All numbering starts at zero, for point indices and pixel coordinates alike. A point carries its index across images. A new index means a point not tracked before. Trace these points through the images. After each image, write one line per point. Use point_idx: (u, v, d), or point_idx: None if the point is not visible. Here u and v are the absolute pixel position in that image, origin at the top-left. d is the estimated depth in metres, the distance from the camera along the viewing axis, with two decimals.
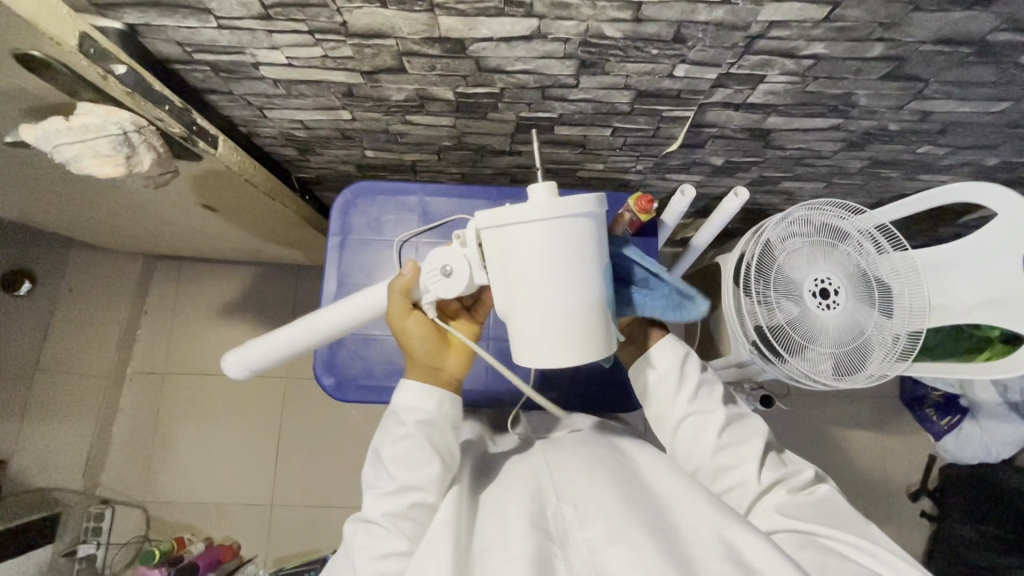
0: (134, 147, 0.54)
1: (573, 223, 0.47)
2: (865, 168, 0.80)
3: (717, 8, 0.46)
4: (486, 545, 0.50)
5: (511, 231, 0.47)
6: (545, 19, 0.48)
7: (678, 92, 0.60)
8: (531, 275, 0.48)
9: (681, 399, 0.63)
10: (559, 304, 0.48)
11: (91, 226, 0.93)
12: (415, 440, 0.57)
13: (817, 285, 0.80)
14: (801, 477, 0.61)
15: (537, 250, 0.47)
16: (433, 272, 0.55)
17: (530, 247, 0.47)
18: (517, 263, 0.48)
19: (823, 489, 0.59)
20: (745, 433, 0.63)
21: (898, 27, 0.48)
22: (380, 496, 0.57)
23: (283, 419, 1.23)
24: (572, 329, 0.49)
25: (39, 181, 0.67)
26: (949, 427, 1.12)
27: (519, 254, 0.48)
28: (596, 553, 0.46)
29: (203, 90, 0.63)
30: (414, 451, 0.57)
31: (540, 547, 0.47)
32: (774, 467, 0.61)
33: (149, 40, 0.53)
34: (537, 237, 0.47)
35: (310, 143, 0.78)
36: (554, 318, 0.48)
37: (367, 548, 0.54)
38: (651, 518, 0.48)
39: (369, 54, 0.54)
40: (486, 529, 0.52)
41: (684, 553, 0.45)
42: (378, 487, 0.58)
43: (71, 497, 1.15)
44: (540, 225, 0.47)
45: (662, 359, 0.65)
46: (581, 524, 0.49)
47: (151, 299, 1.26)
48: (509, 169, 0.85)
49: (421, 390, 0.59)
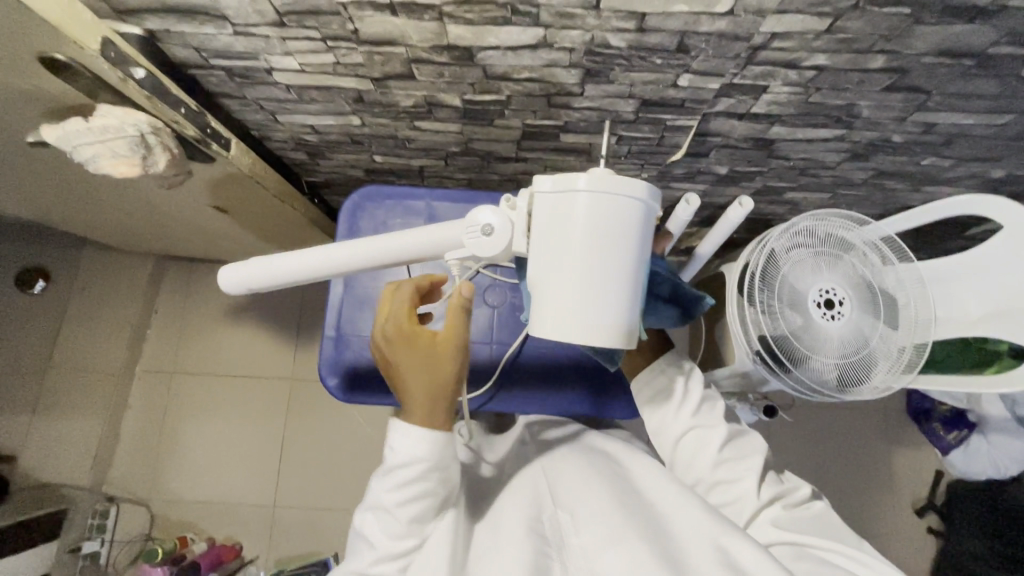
0: (150, 149, 0.55)
1: (624, 210, 0.46)
2: (869, 179, 0.80)
3: (719, 19, 0.47)
4: (482, 556, 0.52)
5: (563, 199, 0.47)
6: (551, 28, 0.49)
7: (683, 101, 0.60)
8: (571, 249, 0.46)
9: (683, 415, 0.63)
10: (595, 281, 0.46)
11: (106, 226, 0.95)
12: (426, 493, 0.54)
13: (821, 296, 0.80)
14: (796, 492, 0.60)
15: (582, 226, 0.46)
16: (474, 229, 0.51)
17: (584, 220, 0.46)
18: (562, 231, 0.47)
19: (817, 504, 0.59)
20: (748, 447, 0.62)
21: (899, 39, 0.49)
22: (385, 552, 0.54)
23: (289, 420, 1.24)
24: (602, 308, 0.46)
25: (57, 180, 0.69)
26: (956, 442, 1.11)
27: (565, 227, 0.47)
28: (592, 558, 0.47)
29: (218, 94, 0.65)
30: (422, 504, 0.54)
31: (538, 551, 0.49)
32: (774, 484, 0.60)
33: (168, 46, 0.55)
34: (587, 210, 0.46)
35: (320, 148, 0.79)
36: (584, 293, 0.46)
37: None
38: (646, 524, 0.49)
39: (379, 60, 0.56)
40: (486, 539, 0.54)
41: (677, 558, 0.46)
42: (380, 540, 0.54)
43: (76, 494, 1.16)
44: (591, 201, 0.46)
45: (671, 371, 0.66)
46: (579, 531, 0.50)
47: (162, 299, 1.28)
48: (515, 176, 0.86)
49: (418, 436, 0.53)
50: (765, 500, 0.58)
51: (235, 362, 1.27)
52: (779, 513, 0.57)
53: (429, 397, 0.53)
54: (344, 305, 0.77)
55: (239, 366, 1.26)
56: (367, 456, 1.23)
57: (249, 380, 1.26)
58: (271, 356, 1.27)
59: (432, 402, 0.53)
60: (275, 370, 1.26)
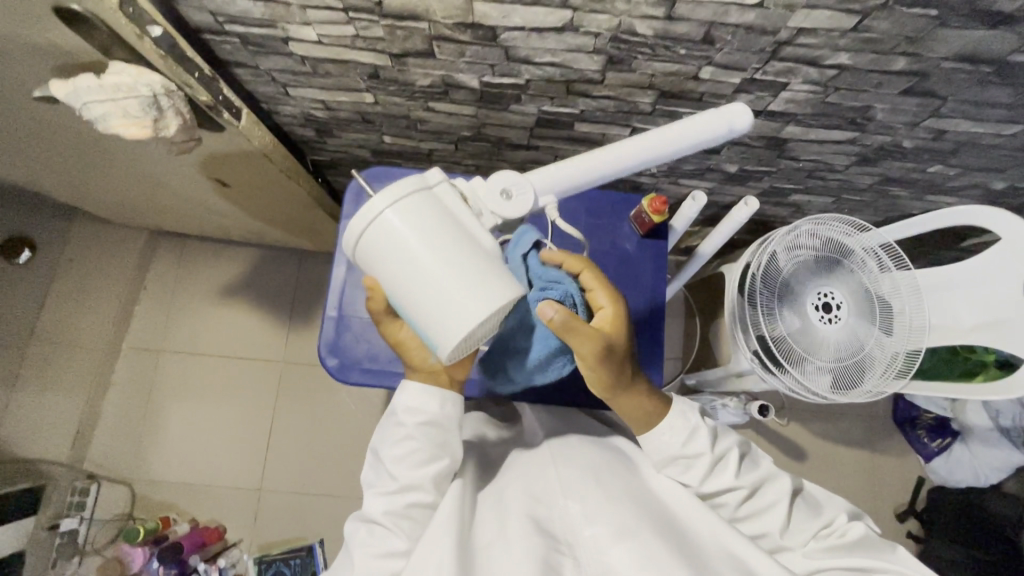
0: (162, 111, 0.53)
1: (416, 197, 0.45)
2: (874, 185, 0.81)
3: (748, 11, 0.47)
4: (488, 541, 0.53)
5: (363, 240, 0.45)
6: (580, 11, 0.49)
7: (702, 95, 0.60)
8: (395, 275, 0.45)
9: (688, 479, 0.58)
10: (434, 294, 0.44)
11: (99, 196, 0.93)
12: (417, 440, 0.56)
13: (819, 299, 0.83)
14: (833, 520, 0.57)
15: (396, 248, 0.44)
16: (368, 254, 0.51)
17: (391, 237, 0.44)
18: (389, 259, 0.45)
19: (858, 528, 0.56)
20: (775, 492, 0.58)
21: (923, 41, 0.49)
22: (378, 493, 0.56)
23: (278, 402, 1.23)
24: (452, 308, 0.43)
25: (55, 143, 0.67)
26: (940, 449, 1.16)
27: (379, 255, 0.45)
28: (604, 553, 0.50)
29: (230, 63, 0.63)
30: (415, 450, 0.56)
31: (549, 550, 0.50)
32: (809, 516, 0.57)
33: (183, 7, 0.54)
34: (391, 223, 0.44)
35: (329, 125, 0.78)
36: (439, 303, 0.44)
37: (367, 546, 0.54)
38: (659, 522, 0.52)
39: (400, 36, 0.55)
40: (490, 527, 0.55)
41: (697, 554, 0.50)
42: (379, 484, 0.57)
43: (56, 471, 1.13)
44: (386, 219, 0.44)
45: (680, 427, 0.59)
46: (589, 522, 0.52)
47: (152, 275, 1.26)
48: (525, 165, 0.86)
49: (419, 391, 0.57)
50: (803, 536, 0.56)
51: (224, 342, 1.24)
52: (819, 547, 0.55)
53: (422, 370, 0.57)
54: (348, 287, 0.76)
55: (229, 346, 1.24)
56: (358, 441, 1.22)
57: (236, 360, 1.24)
58: (263, 337, 1.25)
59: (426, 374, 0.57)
60: (267, 352, 1.25)
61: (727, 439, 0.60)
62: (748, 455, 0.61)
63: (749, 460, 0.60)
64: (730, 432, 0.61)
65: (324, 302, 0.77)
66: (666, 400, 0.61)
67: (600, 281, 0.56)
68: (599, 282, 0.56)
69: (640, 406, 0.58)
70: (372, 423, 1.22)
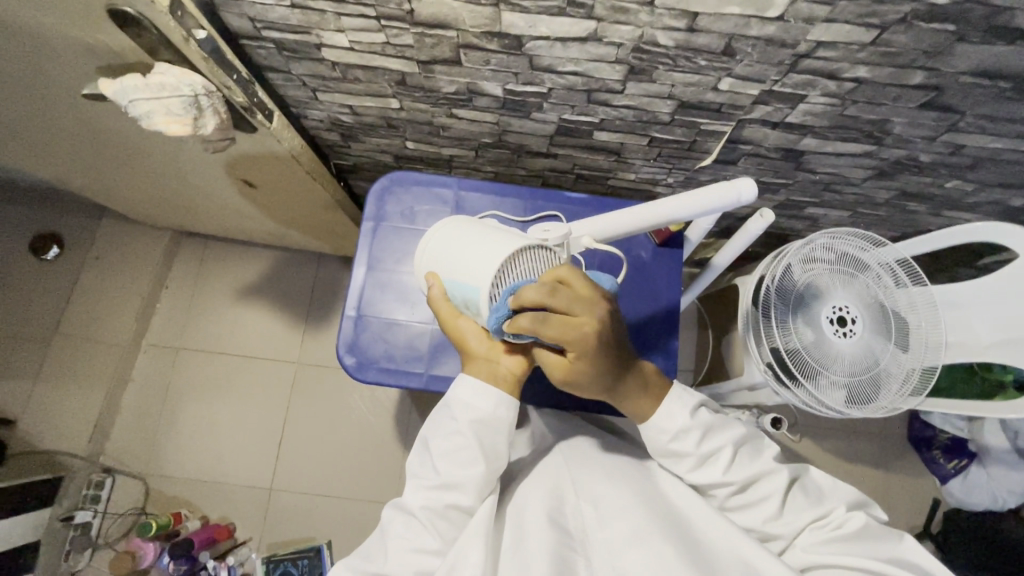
0: (202, 111, 0.56)
1: (456, 219, 0.61)
2: (891, 199, 0.82)
3: (768, 24, 0.48)
4: (511, 544, 0.53)
5: (422, 259, 0.62)
6: (604, 22, 0.50)
7: (720, 106, 0.62)
8: (449, 264, 0.57)
9: (679, 471, 0.58)
10: (472, 265, 0.54)
11: (128, 194, 0.95)
12: (467, 438, 0.56)
13: (834, 313, 0.80)
14: (832, 511, 0.55)
15: (442, 250, 0.59)
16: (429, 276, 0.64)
17: (439, 245, 0.60)
18: (439, 261, 0.59)
19: (858, 517, 0.53)
20: (771, 485, 0.56)
21: (942, 56, 0.50)
22: (421, 486, 0.56)
23: (291, 402, 1.24)
24: (479, 261, 0.54)
25: (93, 138, 0.69)
26: (956, 470, 1.14)
27: (433, 257, 0.60)
28: (617, 557, 0.50)
29: (264, 68, 0.66)
30: (462, 448, 0.56)
31: (562, 546, 0.51)
32: (806, 505, 0.56)
33: (224, 13, 0.56)
34: (436, 238, 0.60)
35: (355, 130, 0.80)
36: (471, 265, 0.54)
37: (404, 537, 0.55)
38: (672, 521, 0.52)
39: (429, 43, 0.57)
40: (510, 531, 0.55)
41: (707, 557, 0.49)
42: (422, 476, 0.57)
43: (74, 463, 1.15)
44: (434, 238, 0.61)
45: (668, 426, 0.57)
46: (603, 525, 0.53)
47: (174, 273, 1.29)
48: (544, 172, 0.87)
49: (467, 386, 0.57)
50: (798, 525, 0.55)
51: (241, 341, 1.27)
52: (814, 540, 0.53)
53: (480, 364, 0.57)
54: (368, 287, 0.77)
55: (246, 346, 1.27)
56: (369, 445, 1.23)
57: (251, 360, 1.26)
58: (279, 338, 1.27)
59: (484, 369, 0.57)
60: (283, 353, 1.26)
61: (724, 434, 0.58)
62: (748, 446, 0.59)
63: (748, 451, 0.58)
64: (727, 425, 0.59)
65: (344, 302, 0.78)
66: (662, 393, 0.58)
67: (564, 320, 0.48)
68: (565, 321, 0.48)
69: (632, 405, 0.57)
70: (383, 426, 1.23)
